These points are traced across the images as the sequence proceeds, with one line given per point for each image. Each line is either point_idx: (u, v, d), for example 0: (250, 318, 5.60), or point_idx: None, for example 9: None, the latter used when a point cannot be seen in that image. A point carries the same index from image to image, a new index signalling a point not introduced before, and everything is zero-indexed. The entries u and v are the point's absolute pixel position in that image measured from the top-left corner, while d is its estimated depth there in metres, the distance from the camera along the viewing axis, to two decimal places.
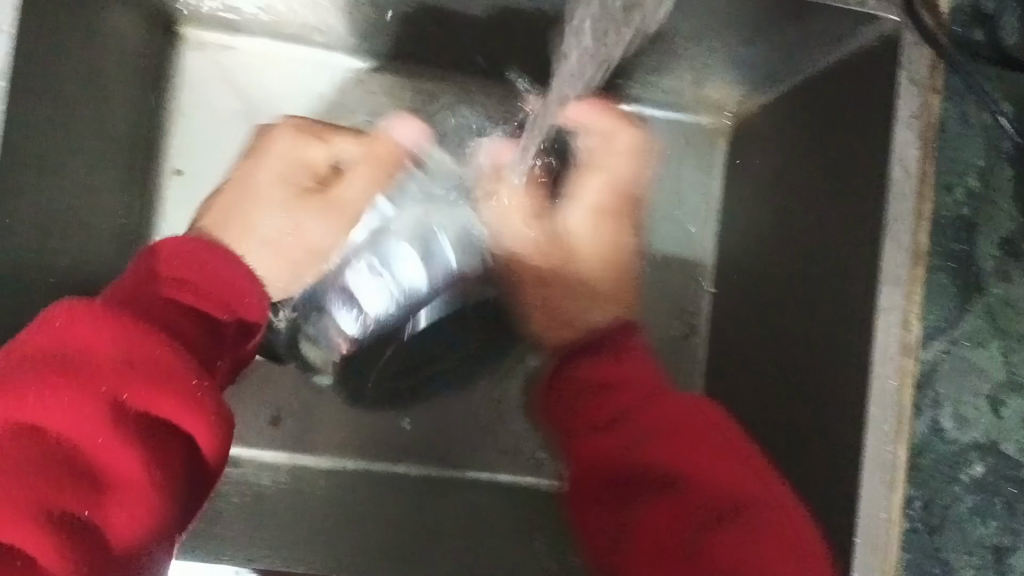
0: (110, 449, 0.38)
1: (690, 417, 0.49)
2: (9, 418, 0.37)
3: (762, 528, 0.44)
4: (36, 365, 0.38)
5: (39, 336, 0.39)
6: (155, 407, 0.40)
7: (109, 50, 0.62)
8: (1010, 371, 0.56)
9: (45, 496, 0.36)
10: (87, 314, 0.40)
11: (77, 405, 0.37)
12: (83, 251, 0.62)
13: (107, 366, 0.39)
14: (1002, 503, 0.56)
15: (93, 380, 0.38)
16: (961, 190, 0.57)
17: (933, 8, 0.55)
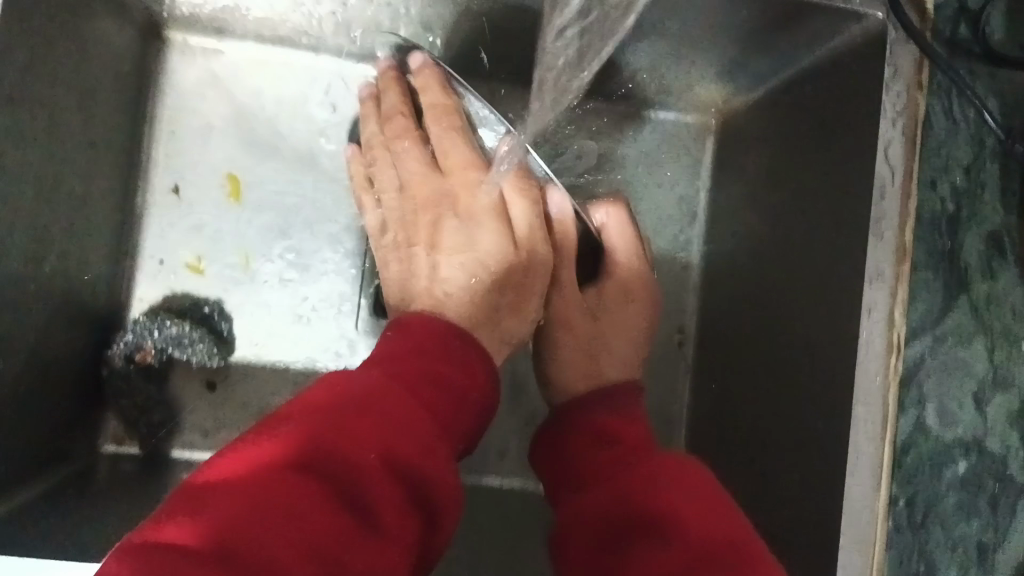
0: (374, 473, 0.40)
1: (660, 460, 0.49)
2: (265, 459, 0.39)
3: (680, 481, 0.46)
4: (316, 418, 0.41)
5: (319, 393, 0.43)
6: (393, 444, 0.42)
7: (93, 49, 0.62)
8: (994, 368, 0.56)
9: (313, 498, 0.37)
10: (364, 379, 0.45)
11: (338, 471, 0.39)
12: (67, 250, 0.62)
13: (360, 426, 0.42)
14: (986, 499, 0.56)
15: (349, 418, 0.41)
16: (945, 187, 0.56)
17: (920, 7, 0.54)
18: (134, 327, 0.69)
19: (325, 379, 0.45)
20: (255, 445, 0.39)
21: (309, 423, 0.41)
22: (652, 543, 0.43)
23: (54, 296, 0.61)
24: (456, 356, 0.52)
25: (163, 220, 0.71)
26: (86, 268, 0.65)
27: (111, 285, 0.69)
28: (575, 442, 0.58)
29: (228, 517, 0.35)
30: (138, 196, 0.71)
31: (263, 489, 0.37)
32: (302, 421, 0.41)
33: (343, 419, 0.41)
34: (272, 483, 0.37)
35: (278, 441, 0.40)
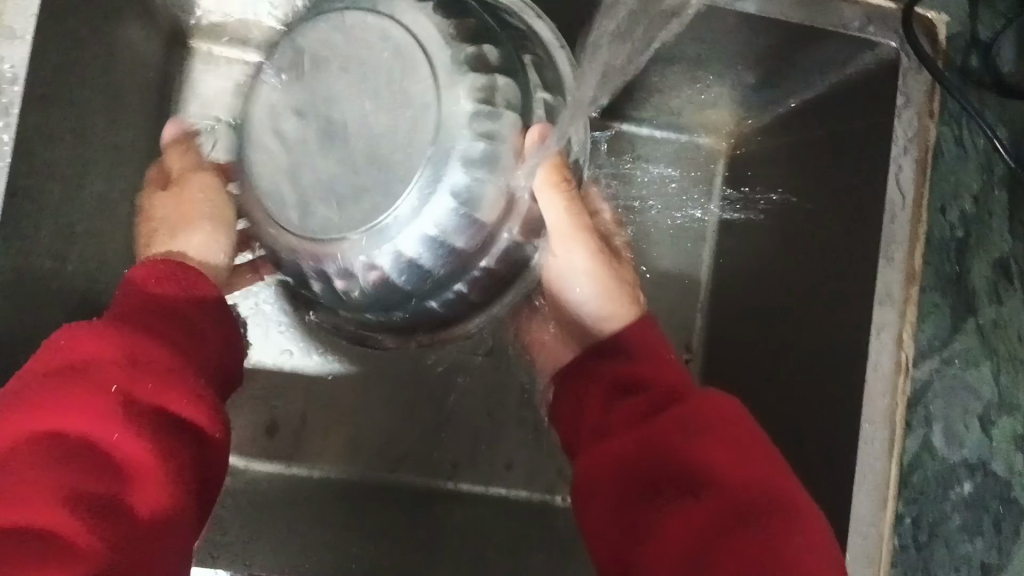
0: (119, 447, 0.39)
1: (682, 411, 0.48)
2: (25, 427, 0.38)
3: (710, 431, 0.46)
4: (51, 376, 0.40)
5: (51, 354, 0.41)
6: (159, 394, 0.41)
7: (121, 53, 0.63)
8: (1000, 392, 0.58)
9: (64, 481, 0.37)
10: (86, 327, 0.42)
11: (90, 407, 0.39)
12: (88, 251, 0.62)
13: (115, 366, 0.40)
14: (990, 521, 0.57)
15: (92, 381, 0.39)
16: (955, 213, 0.57)
17: (933, 37, 0.56)
18: None
19: (80, 324, 0.42)
20: (20, 419, 0.38)
21: (61, 388, 0.39)
22: (713, 508, 0.42)
23: (74, 297, 0.61)
24: (178, 270, 0.48)
25: None
26: (105, 269, 0.65)
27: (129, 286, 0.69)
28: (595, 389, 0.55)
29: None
30: None
31: (14, 480, 0.36)
32: (75, 377, 0.39)
33: (127, 370, 0.41)
34: (21, 460, 0.37)
35: (58, 417, 0.38)
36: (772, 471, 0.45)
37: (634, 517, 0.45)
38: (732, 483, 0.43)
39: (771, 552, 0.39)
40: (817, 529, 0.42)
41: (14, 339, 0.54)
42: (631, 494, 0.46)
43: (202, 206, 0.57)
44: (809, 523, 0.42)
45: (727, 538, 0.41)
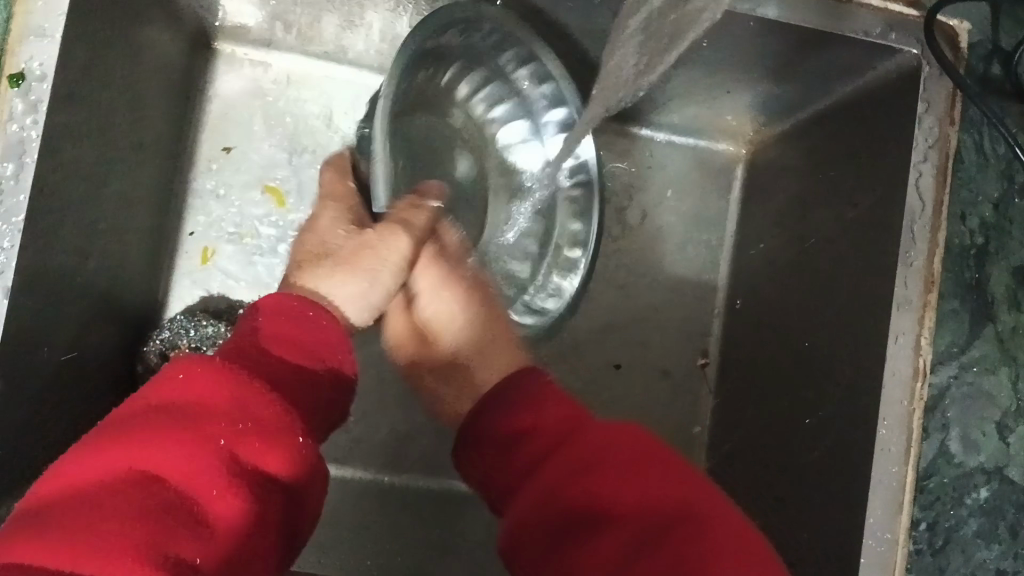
0: (213, 517, 0.36)
1: (578, 437, 0.44)
2: (118, 464, 0.35)
3: (605, 458, 0.42)
4: (151, 418, 0.37)
5: (161, 391, 0.39)
6: (261, 460, 0.39)
7: (147, 51, 0.64)
8: (1018, 399, 0.58)
9: (154, 546, 0.33)
10: (206, 368, 0.40)
11: (189, 465, 0.36)
12: (110, 248, 0.63)
13: (222, 424, 0.38)
14: (1007, 528, 0.57)
15: (201, 432, 0.38)
16: (974, 220, 0.58)
17: (954, 45, 0.56)
18: (174, 324, 0.69)
19: (201, 362, 0.40)
20: (116, 458, 0.35)
21: (169, 434, 0.37)
22: (626, 540, 0.39)
23: (96, 293, 0.62)
24: (321, 323, 0.48)
25: (202, 220, 0.73)
26: (126, 266, 0.66)
27: (149, 284, 0.70)
28: (506, 413, 0.48)
29: (64, 544, 0.32)
30: (178, 198, 0.72)
31: (91, 523, 0.33)
32: (183, 425, 0.37)
33: (229, 429, 0.38)
34: (110, 501, 0.34)
35: (151, 464, 0.36)
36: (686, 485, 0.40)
37: (561, 550, 0.40)
38: (627, 501, 0.40)
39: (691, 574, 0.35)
40: (756, 548, 0.38)
41: (39, 333, 0.55)
42: (541, 552, 0.41)
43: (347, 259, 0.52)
44: (728, 529, 0.38)
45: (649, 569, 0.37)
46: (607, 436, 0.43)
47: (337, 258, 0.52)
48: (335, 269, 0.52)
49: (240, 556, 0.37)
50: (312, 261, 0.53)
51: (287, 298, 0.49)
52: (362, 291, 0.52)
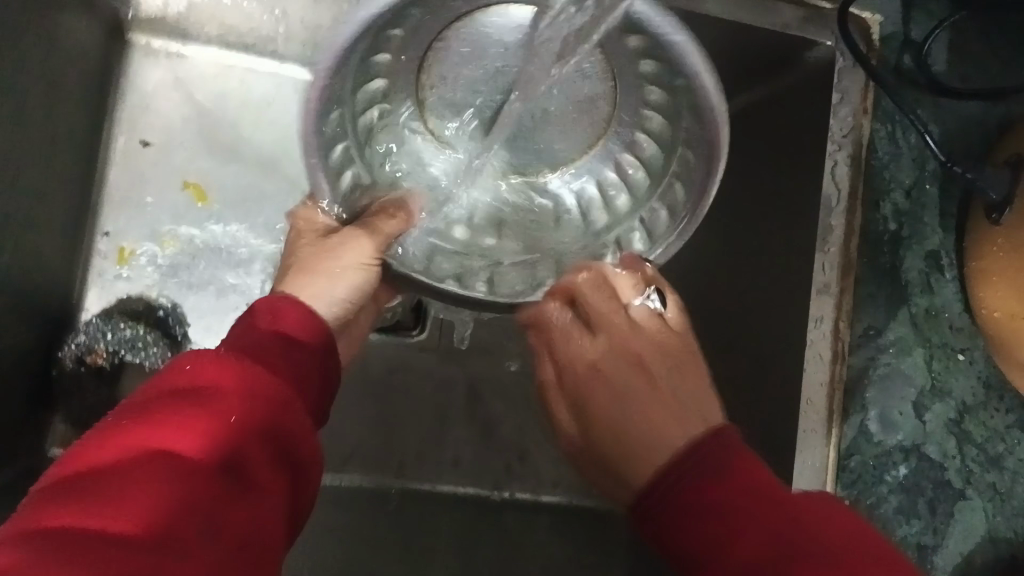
0: (241, 494, 0.32)
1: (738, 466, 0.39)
2: (140, 434, 0.31)
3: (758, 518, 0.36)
4: (178, 391, 0.33)
5: (173, 372, 0.35)
6: (275, 444, 0.36)
7: (61, 41, 0.62)
8: (932, 379, 0.60)
9: (190, 514, 0.29)
10: (210, 353, 0.36)
11: (208, 434, 0.32)
12: (23, 242, 0.60)
13: (240, 395, 0.34)
14: (925, 504, 0.59)
15: (220, 411, 0.33)
16: (888, 207, 0.60)
17: (866, 36, 0.59)
18: (88, 328, 0.69)
19: (205, 351, 0.36)
20: (157, 439, 0.31)
21: (187, 407, 0.33)
22: None
23: (9, 291, 0.59)
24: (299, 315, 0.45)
25: (121, 216, 0.71)
26: (40, 262, 0.63)
27: (64, 283, 0.68)
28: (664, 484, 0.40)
29: (99, 509, 0.27)
30: (93, 194, 0.70)
31: (131, 488, 0.29)
32: (202, 398, 0.33)
33: (249, 408, 0.34)
34: (145, 472, 0.29)
35: (179, 431, 0.31)
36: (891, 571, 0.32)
37: None
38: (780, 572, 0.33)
39: None
40: None
41: None
42: None
43: (311, 264, 0.54)
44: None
45: None
46: (817, 504, 0.36)
47: (310, 266, 0.54)
48: (320, 277, 0.54)
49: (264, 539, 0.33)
50: (288, 278, 0.54)
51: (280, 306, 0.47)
52: (344, 290, 0.54)
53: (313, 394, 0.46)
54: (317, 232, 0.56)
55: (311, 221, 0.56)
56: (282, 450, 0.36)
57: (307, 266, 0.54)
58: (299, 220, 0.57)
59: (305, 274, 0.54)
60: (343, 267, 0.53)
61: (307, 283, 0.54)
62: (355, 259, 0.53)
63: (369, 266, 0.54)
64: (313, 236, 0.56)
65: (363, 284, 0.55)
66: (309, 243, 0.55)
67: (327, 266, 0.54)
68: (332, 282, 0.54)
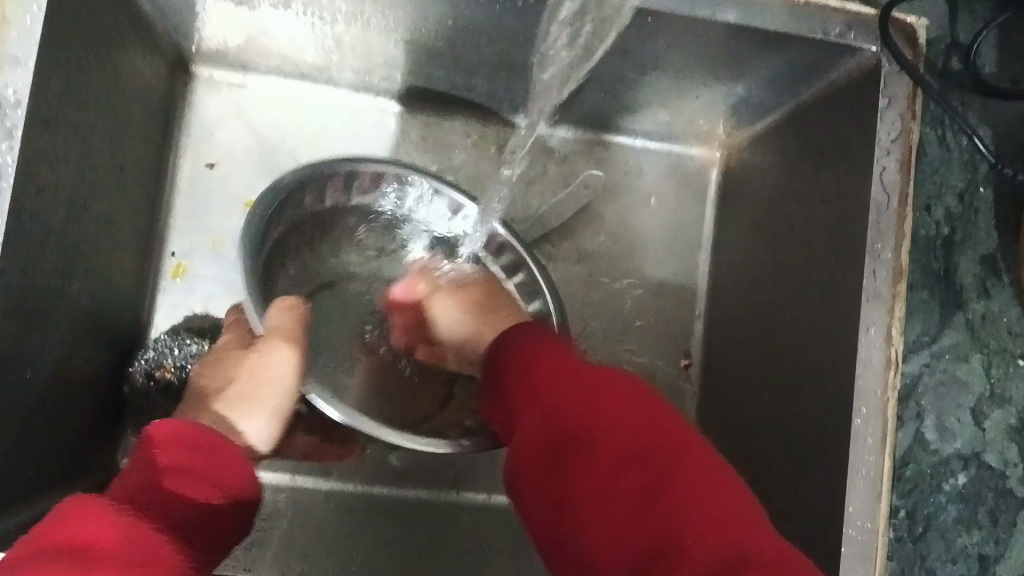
0: None
1: (556, 346, 0.51)
2: None
3: (610, 393, 0.46)
4: (45, 562, 0.36)
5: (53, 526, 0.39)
6: None
7: (127, 77, 0.65)
8: (991, 386, 0.58)
9: None
10: (100, 504, 0.41)
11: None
12: (95, 269, 0.64)
13: (122, 549, 0.39)
14: (986, 513, 0.57)
15: (104, 563, 0.38)
16: (940, 211, 0.59)
17: (912, 40, 0.57)
18: (157, 344, 0.70)
19: (88, 504, 0.41)
20: None
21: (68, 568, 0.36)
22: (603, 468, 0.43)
23: (82, 316, 0.62)
24: (210, 450, 0.48)
25: (187, 240, 0.74)
26: (110, 287, 0.67)
27: (133, 307, 0.71)
28: (515, 348, 0.52)
29: None
30: (160, 220, 0.73)
31: None
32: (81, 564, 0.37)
33: (144, 554, 0.40)
34: None
35: None
36: (714, 471, 0.41)
37: (545, 486, 0.45)
38: (609, 427, 0.44)
39: (663, 493, 0.40)
40: (713, 464, 0.42)
41: (30, 355, 0.55)
42: (552, 481, 0.44)
43: (227, 366, 0.59)
44: (692, 449, 0.43)
45: (640, 502, 0.41)
46: (695, 449, 0.43)
47: (219, 377, 0.58)
48: (239, 398, 0.57)
49: None
50: (205, 378, 0.59)
51: (184, 428, 0.48)
52: (259, 411, 0.57)
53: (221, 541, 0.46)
54: (232, 345, 0.61)
55: (234, 323, 0.64)
56: None
57: (228, 403, 0.56)
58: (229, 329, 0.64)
59: (214, 396, 0.57)
60: (263, 379, 0.57)
61: (213, 401, 0.57)
62: (274, 367, 0.57)
63: (280, 373, 0.57)
64: (226, 349, 0.61)
65: (287, 390, 0.58)
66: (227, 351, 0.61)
67: (235, 382, 0.57)
68: (241, 403, 0.56)
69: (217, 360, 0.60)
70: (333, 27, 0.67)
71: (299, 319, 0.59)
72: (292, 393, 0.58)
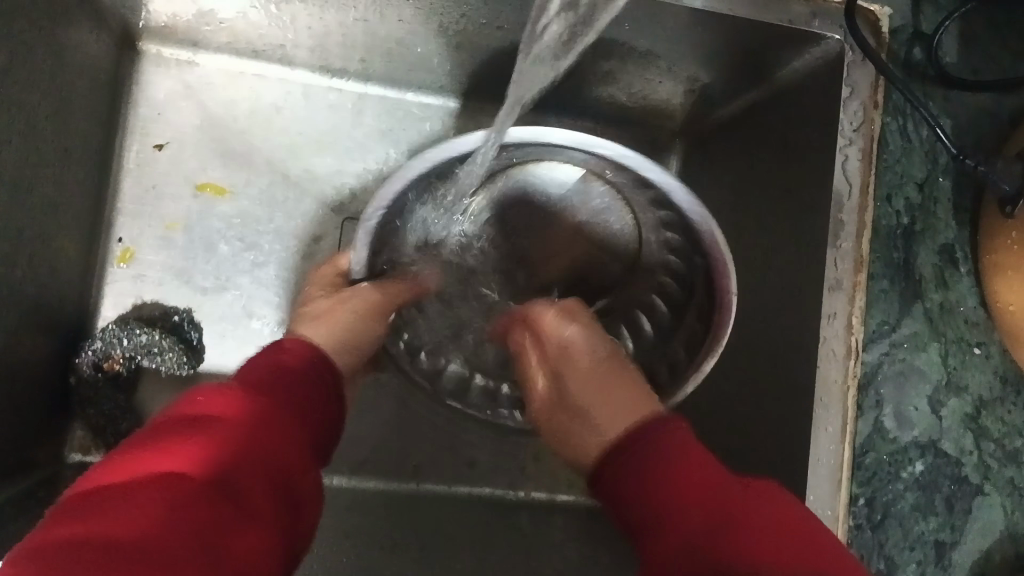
0: (276, 484, 0.41)
1: (700, 461, 0.46)
2: (144, 467, 0.36)
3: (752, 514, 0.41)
4: (185, 424, 0.39)
5: (182, 402, 0.41)
6: (267, 465, 0.40)
7: (73, 51, 0.62)
8: (947, 374, 0.59)
9: (205, 539, 0.34)
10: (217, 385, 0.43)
11: (244, 436, 0.40)
12: (40, 252, 0.61)
13: (253, 416, 0.42)
14: (942, 501, 0.58)
15: (245, 426, 0.41)
16: (900, 202, 0.59)
17: (876, 30, 0.58)
18: (105, 334, 0.69)
19: (211, 384, 0.43)
20: (148, 460, 0.36)
21: (215, 428, 0.39)
22: None
23: (27, 301, 0.60)
24: (296, 371, 0.50)
25: (136, 224, 0.71)
26: (56, 272, 0.64)
27: (80, 293, 0.68)
28: (647, 447, 0.49)
29: (70, 545, 0.31)
30: (107, 204, 0.71)
31: (132, 504, 0.33)
32: (215, 422, 0.40)
33: (273, 422, 0.43)
34: (157, 493, 0.34)
35: (179, 462, 0.36)
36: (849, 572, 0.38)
37: None
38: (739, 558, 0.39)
39: None
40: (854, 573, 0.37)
41: None
42: None
43: (343, 302, 0.60)
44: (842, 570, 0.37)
45: None
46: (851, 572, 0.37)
47: (315, 309, 0.61)
48: (315, 321, 0.59)
49: (301, 514, 0.43)
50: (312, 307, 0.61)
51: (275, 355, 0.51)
52: (338, 333, 0.59)
53: (326, 424, 0.50)
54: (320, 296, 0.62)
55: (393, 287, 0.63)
56: (277, 477, 0.41)
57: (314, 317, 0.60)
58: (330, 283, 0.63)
59: (320, 299, 0.62)
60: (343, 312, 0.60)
61: (309, 309, 0.61)
62: (359, 311, 0.60)
63: (361, 315, 0.60)
64: (321, 295, 0.62)
65: (359, 332, 0.60)
66: (320, 298, 0.62)
67: (338, 307, 0.60)
68: (327, 315, 0.59)
69: (317, 295, 0.62)
70: (287, 6, 0.65)
71: (399, 301, 0.63)
72: (354, 338, 0.59)
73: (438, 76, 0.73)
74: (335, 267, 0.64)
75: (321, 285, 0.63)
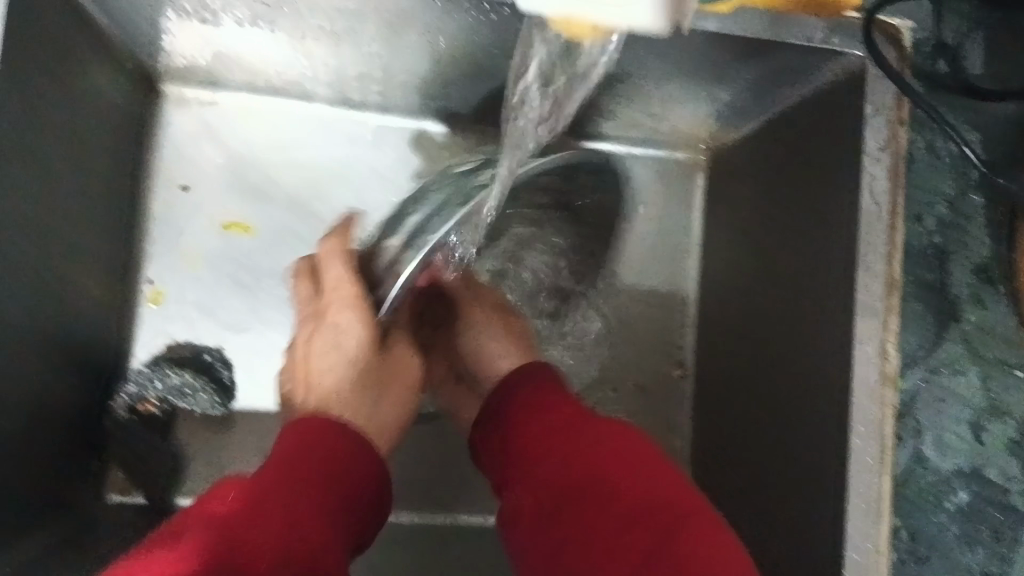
0: None
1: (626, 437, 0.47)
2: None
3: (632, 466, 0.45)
4: (208, 530, 0.37)
5: (208, 500, 0.40)
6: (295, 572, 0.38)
7: (87, 95, 0.63)
8: (989, 398, 0.60)
9: None
10: (243, 482, 0.42)
11: (271, 542, 0.38)
12: (65, 296, 0.62)
13: (281, 516, 0.40)
14: (988, 531, 0.59)
15: (269, 528, 0.39)
16: (929, 221, 0.60)
17: (898, 44, 0.56)
18: (138, 376, 0.70)
19: (239, 482, 0.42)
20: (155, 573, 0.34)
21: (236, 535, 0.38)
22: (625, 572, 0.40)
23: (53, 345, 0.61)
24: (346, 446, 0.48)
25: (163, 266, 0.72)
26: (84, 315, 0.65)
27: (110, 335, 0.69)
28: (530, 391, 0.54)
29: None
30: (134, 245, 0.71)
31: None
32: (238, 526, 0.38)
33: (307, 523, 0.41)
34: None
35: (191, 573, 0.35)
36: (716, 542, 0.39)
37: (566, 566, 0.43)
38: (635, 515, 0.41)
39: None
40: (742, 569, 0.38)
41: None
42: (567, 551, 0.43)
43: (348, 324, 0.57)
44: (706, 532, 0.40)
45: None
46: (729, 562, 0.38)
47: (331, 328, 0.57)
48: (343, 371, 0.56)
49: None
50: (328, 318, 0.58)
51: (330, 429, 0.49)
52: (354, 379, 0.56)
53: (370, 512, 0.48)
54: (343, 302, 0.57)
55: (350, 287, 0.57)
56: None
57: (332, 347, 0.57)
58: (327, 275, 0.59)
59: (330, 310, 0.58)
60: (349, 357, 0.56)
61: (326, 333, 0.57)
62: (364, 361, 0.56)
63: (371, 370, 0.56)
64: (342, 299, 0.57)
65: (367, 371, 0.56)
66: (336, 306, 0.57)
67: (343, 346, 0.56)
68: (343, 359, 0.56)
69: (338, 290, 0.57)
70: (301, 43, 0.65)
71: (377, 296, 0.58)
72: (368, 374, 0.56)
73: (455, 104, 0.72)
74: (336, 246, 0.59)
75: (334, 254, 0.59)
